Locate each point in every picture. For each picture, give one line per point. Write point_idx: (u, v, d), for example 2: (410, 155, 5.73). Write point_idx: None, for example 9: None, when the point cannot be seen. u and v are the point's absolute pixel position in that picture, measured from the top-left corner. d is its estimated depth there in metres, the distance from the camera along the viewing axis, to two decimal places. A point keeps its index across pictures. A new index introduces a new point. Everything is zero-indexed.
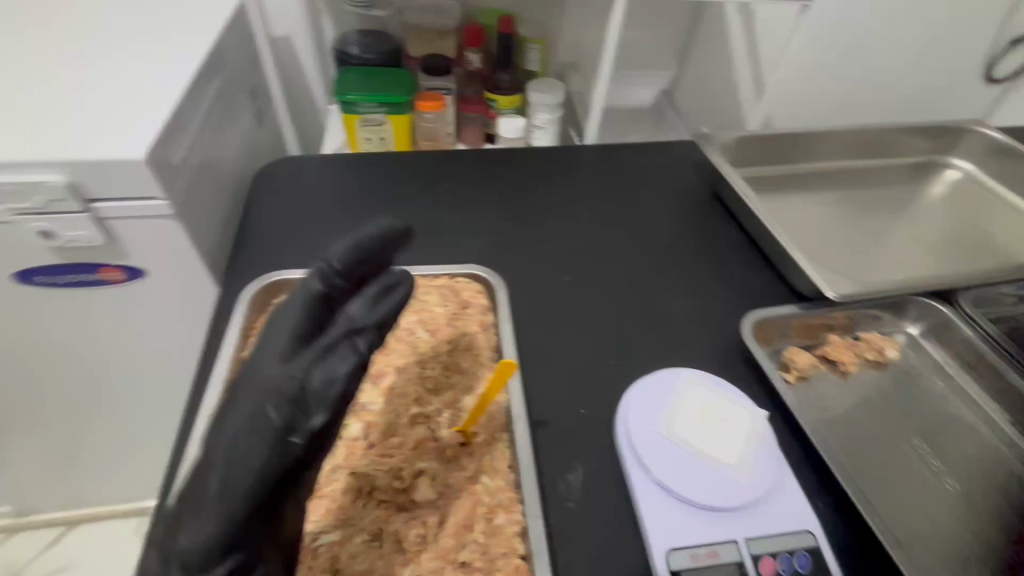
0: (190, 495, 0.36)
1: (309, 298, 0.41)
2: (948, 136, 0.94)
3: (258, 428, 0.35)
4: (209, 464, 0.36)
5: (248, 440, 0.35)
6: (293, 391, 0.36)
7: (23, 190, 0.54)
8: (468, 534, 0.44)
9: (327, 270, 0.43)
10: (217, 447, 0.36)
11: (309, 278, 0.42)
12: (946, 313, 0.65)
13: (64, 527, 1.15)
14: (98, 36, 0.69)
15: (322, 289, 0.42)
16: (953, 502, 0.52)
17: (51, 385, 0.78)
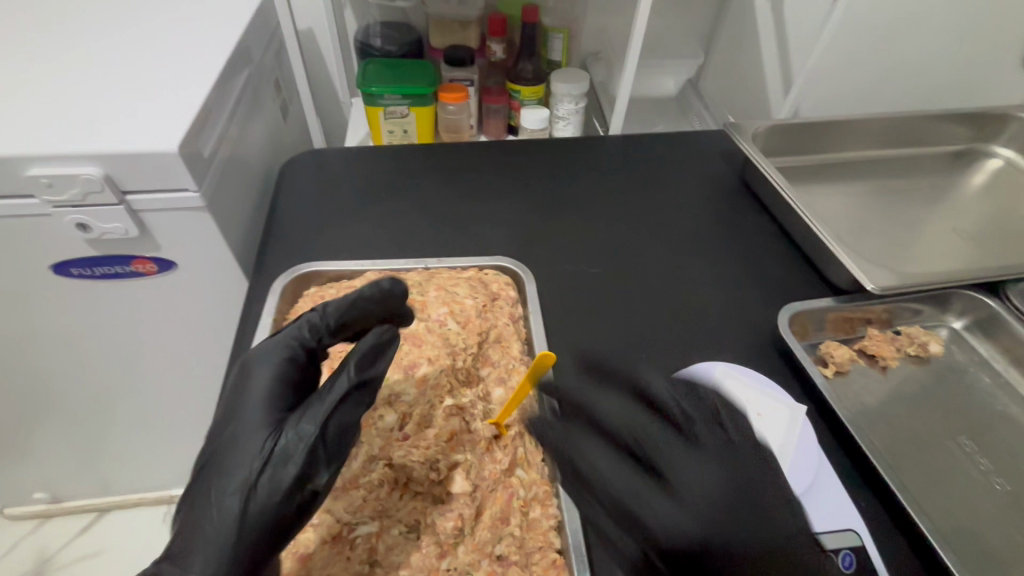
0: (202, 521, 0.39)
1: (296, 352, 0.46)
2: (990, 123, 0.90)
3: (276, 478, 0.38)
4: (213, 504, 0.39)
5: (262, 488, 0.38)
6: (309, 446, 0.39)
7: (60, 182, 0.55)
8: (504, 527, 0.45)
9: (317, 325, 0.47)
10: (230, 491, 0.39)
11: (299, 332, 0.47)
12: (993, 307, 0.62)
13: (97, 513, 1.18)
14: (128, 30, 0.70)
15: (310, 343, 0.47)
16: (1002, 502, 0.50)
17: (85, 375, 0.80)
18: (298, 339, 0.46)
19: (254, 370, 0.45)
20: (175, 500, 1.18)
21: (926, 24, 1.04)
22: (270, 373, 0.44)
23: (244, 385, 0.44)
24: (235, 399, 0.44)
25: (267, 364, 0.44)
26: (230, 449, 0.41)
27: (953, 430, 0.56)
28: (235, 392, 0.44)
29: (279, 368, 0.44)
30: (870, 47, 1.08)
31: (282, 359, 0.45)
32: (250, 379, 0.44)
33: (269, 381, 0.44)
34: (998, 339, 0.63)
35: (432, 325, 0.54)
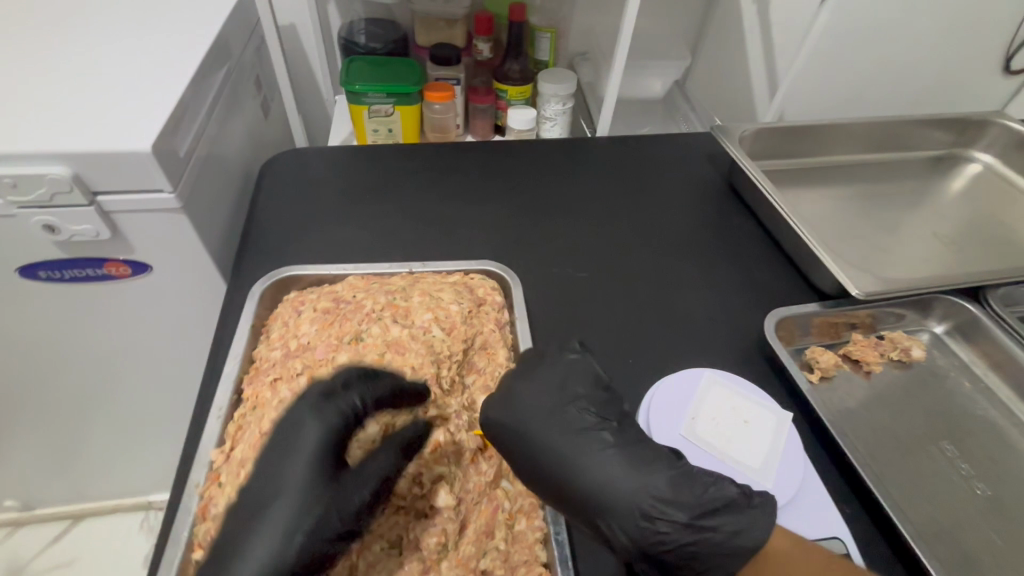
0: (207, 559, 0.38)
1: (351, 414, 0.43)
2: (970, 129, 0.91)
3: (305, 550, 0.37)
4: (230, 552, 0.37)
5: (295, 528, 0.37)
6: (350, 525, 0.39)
7: (26, 182, 0.53)
8: (488, 541, 0.44)
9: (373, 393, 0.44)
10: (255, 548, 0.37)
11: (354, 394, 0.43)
12: (974, 312, 0.63)
13: (71, 520, 1.14)
14: (100, 24, 0.67)
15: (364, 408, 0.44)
16: (983, 507, 0.51)
17: (56, 380, 0.77)
18: (353, 402, 0.43)
19: (306, 421, 0.41)
20: (153, 506, 1.15)
21: (909, 29, 1.06)
22: (324, 431, 0.41)
23: (291, 432, 0.41)
24: (275, 448, 0.41)
25: (320, 421, 0.41)
26: (269, 498, 0.39)
27: (935, 435, 0.56)
28: (278, 442, 0.41)
29: (334, 424, 0.42)
30: (854, 51, 1.08)
31: (338, 418, 0.42)
32: (300, 428, 0.41)
33: (322, 439, 0.41)
34: (978, 344, 0.64)
35: (416, 332, 0.53)
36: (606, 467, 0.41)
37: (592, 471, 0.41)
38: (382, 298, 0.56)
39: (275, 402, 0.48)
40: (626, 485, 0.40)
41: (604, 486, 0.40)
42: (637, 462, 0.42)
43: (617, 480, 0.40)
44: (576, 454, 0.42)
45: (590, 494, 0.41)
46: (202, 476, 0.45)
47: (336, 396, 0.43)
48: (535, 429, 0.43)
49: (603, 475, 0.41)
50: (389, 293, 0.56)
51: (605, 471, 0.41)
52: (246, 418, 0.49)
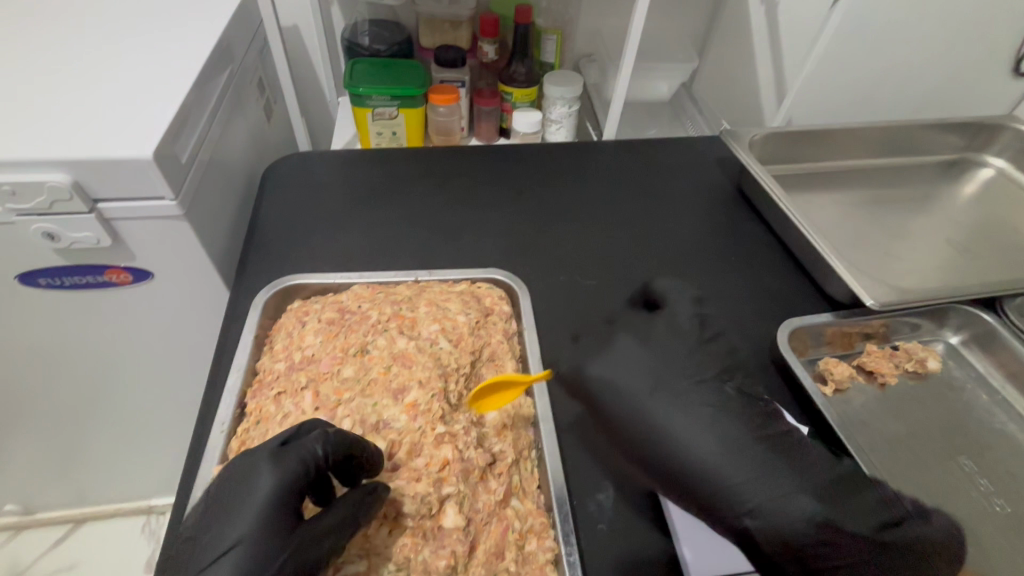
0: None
1: (303, 468, 0.40)
2: (982, 133, 0.90)
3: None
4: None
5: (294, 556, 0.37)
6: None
7: (25, 189, 0.51)
8: (499, 563, 0.44)
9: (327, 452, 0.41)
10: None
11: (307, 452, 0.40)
12: (991, 323, 0.62)
13: (72, 525, 1.13)
14: (102, 27, 0.66)
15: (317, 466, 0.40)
16: (1004, 525, 0.50)
17: (55, 386, 0.76)
18: (308, 456, 0.40)
19: (260, 468, 0.39)
20: (155, 510, 1.14)
21: (919, 31, 1.04)
22: (274, 479, 0.39)
23: (247, 479, 0.40)
24: (231, 483, 0.40)
25: (273, 471, 0.39)
26: (215, 529, 0.38)
27: (953, 450, 0.55)
28: (232, 478, 0.40)
29: (288, 473, 0.39)
30: (863, 53, 1.07)
31: (291, 468, 0.39)
32: (254, 477, 0.39)
33: (274, 487, 0.39)
34: (995, 355, 0.62)
35: (423, 344, 0.52)
36: (696, 439, 0.44)
37: (684, 442, 0.45)
38: (388, 308, 0.55)
39: (279, 416, 0.48)
40: (712, 453, 0.44)
41: (701, 461, 0.44)
42: (725, 443, 0.44)
43: (709, 454, 0.44)
44: (668, 423, 0.46)
45: (696, 473, 0.44)
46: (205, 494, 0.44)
47: (288, 449, 0.40)
48: (630, 400, 0.48)
49: (694, 446, 0.44)
50: (396, 303, 0.56)
51: (696, 441, 0.44)
52: (250, 433, 0.48)
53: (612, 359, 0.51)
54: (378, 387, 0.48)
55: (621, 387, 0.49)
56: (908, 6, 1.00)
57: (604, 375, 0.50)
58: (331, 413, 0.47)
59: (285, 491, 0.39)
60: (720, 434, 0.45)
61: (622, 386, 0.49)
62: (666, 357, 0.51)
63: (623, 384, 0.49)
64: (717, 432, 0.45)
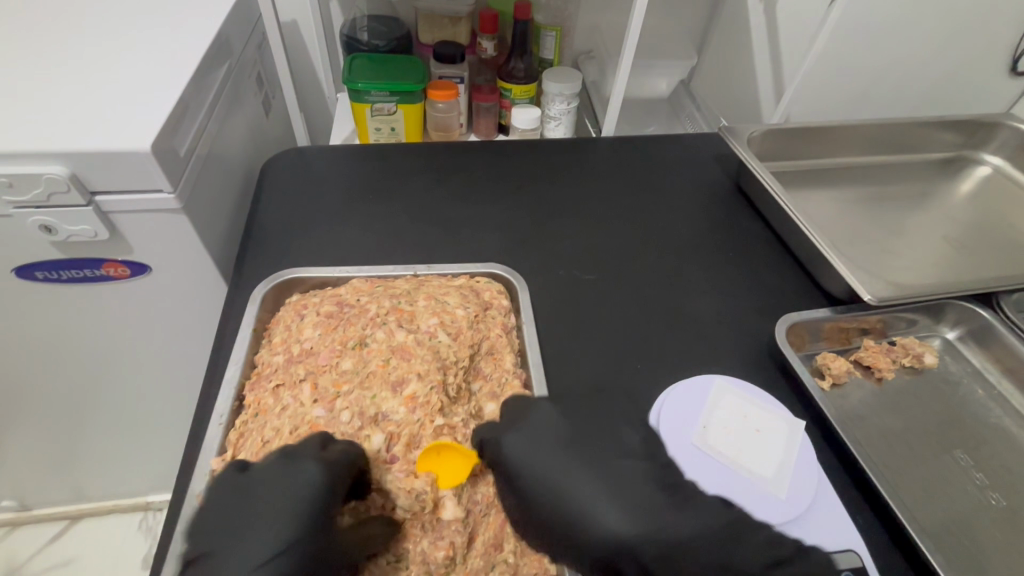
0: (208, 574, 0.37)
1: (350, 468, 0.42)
2: (979, 131, 0.90)
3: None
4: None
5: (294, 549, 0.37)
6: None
7: (23, 181, 0.51)
8: (498, 554, 0.44)
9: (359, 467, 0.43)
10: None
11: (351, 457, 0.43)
12: (987, 318, 0.62)
13: (69, 521, 1.13)
14: (99, 21, 0.66)
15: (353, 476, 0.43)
16: (998, 518, 0.50)
17: (52, 380, 0.76)
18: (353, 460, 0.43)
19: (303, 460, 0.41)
20: (152, 506, 1.14)
21: (916, 30, 1.04)
22: (325, 472, 0.40)
23: (289, 472, 0.41)
24: (273, 483, 0.40)
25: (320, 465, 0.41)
26: (255, 524, 0.38)
27: (949, 444, 0.55)
28: (275, 476, 0.41)
29: (335, 467, 0.41)
30: (861, 51, 1.07)
31: (338, 465, 0.41)
32: (301, 468, 0.40)
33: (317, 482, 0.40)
34: (992, 350, 0.63)
35: (421, 338, 0.52)
36: (603, 511, 0.40)
37: (591, 517, 0.40)
38: (386, 302, 0.55)
39: (277, 408, 0.48)
40: (622, 525, 0.39)
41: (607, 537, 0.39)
42: (635, 508, 0.40)
43: (618, 526, 0.39)
44: (571, 497, 0.41)
45: (603, 551, 0.39)
46: (203, 486, 0.44)
47: (331, 451, 0.43)
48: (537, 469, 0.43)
49: (602, 518, 0.40)
50: (394, 297, 0.55)
51: (607, 515, 0.40)
52: (248, 425, 0.48)
53: (524, 426, 0.46)
54: (377, 379, 0.48)
55: (523, 460, 0.43)
56: (906, 4, 1.01)
57: (507, 447, 0.44)
58: (329, 405, 0.47)
59: (334, 485, 0.40)
60: (629, 501, 0.41)
61: (527, 457, 0.43)
62: (588, 419, 0.48)
63: (526, 457, 0.44)
64: (624, 498, 0.41)
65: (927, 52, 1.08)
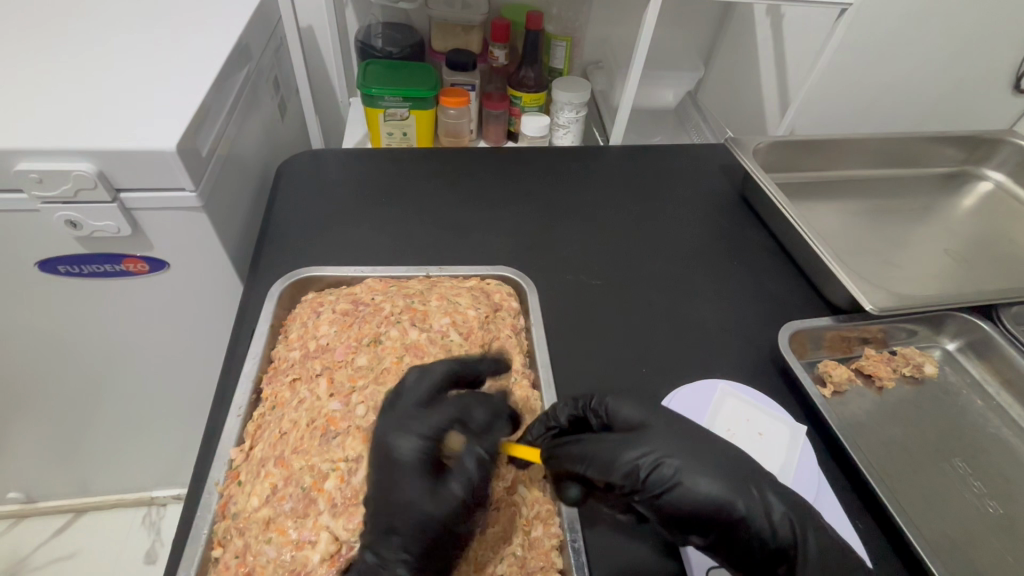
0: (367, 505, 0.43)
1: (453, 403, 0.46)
2: (981, 147, 0.92)
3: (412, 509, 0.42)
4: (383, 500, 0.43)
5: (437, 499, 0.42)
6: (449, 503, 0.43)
7: (52, 178, 0.53)
8: (506, 547, 0.45)
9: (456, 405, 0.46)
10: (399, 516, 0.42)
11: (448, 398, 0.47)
12: (986, 330, 0.64)
13: (73, 515, 1.14)
14: (124, 25, 0.68)
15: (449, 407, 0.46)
16: (996, 527, 0.51)
17: (65, 372, 0.77)
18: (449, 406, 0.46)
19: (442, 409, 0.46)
20: (155, 502, 1.15)
21: (920, 46, 1.06)
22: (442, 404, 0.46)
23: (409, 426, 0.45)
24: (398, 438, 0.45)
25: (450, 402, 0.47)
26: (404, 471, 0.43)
27: (948, 452, 0.56)
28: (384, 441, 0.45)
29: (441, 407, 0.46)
30: (864, 67, 1.09)
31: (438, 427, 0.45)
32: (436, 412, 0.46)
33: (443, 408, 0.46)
34: (990, 361, 0.64)
35: (434, 336, 0.54)
36: (701, 471, 0.41)
37: (691, 473, 0.41)
38: (400, 302, 0.56)
39: (294, 401, 0.49)
40: (719, 485, 0.40)
41: (702, 493, 0.40)
42: (724, 469, 0.41)
43: (712, 485, 0.40)
44: (676, 448, 0.42)
45: (700, 509, 0.40)
46: (222, 474, 0.46)
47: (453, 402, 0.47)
48: (648, 429, 0.44)
49: (706, 470, 0.41)
50: (408, 296, 0.57)
51: (710, 470, 0.41)
52: (265, 417, 0.49)
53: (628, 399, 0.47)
54: (392, 375, 0.50)
55: (640, 418, 0.45)
56: (910, 22, 1.02)
57: (619, 407, 0.46)
58: (345, 399, 0.49)
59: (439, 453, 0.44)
60: (723, 467, 0.41)
61: (644, 413, 0.45)
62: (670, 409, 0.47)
63: (635, 412, 0.46)
64: (724, 462, 0.42)
65: (930, 68, 1.10)
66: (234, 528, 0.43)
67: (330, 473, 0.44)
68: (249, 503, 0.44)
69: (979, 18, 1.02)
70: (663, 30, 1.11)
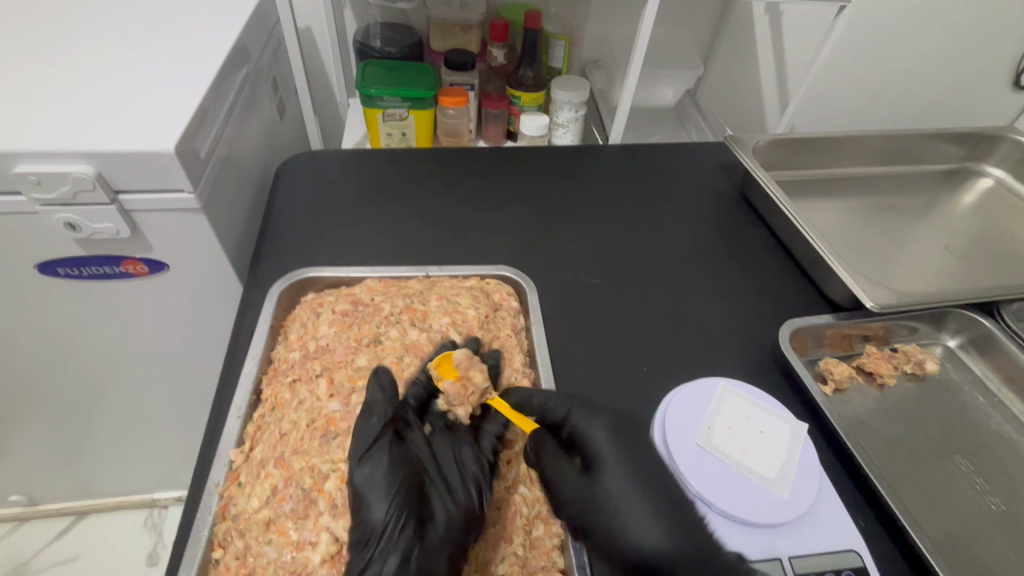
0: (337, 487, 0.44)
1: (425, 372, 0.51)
2: (982, 144, 0.92)
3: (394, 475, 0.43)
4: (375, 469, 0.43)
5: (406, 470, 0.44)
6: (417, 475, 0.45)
7: (51, 180, 0.53)
8: (507, 547, 0.45)
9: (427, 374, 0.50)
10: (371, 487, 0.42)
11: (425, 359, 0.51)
12: (988, 326, 0.64)
13: (74, 517, 1.14)
14: (122, 27, 0.68)
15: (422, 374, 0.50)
16: (998, 524, 0.50)
17: (66, 375, 0.77)
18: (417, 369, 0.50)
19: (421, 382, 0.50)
20: (157, 504, 1.16)
21: (920, 42, 1.06)
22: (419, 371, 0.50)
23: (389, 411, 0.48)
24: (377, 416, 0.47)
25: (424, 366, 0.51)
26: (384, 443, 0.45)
27: (949, 450, 0.56)
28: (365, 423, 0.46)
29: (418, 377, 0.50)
30: (864, 63, 1.09)
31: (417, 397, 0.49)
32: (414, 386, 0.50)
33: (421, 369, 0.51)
34: (992, 358, 0.64)
35: (434, 337, 0.54)
36: (641, 521, 0.44)
37: (632, 524, 0.44)
38: (400, 302, 0.56)
39: (294, 402, 0.49)
40: (656, 537, 0.43)
41: (637, 543, 0.43)
42: (666, 523, 0.44)
43: (648, 536, 0.43)
44: (619, 501, 0.45)
45: (631, 555, 0.43)
46: (222, 475, 0.46)
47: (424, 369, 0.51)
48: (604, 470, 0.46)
49: (645, 523, 0.44)
50: (408, 296, 0.57)
51: (647, 526, 0.44)
52: (266, 418, 0.49)
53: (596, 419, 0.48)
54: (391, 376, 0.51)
55: (605, 449, 0.47)
56: (911, 18, 1.02)
57: (589, 434, 0.48)
58: (345, 400, 0.49)
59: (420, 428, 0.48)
60: (665, 521, 0.44)
61: (609, 446, 0.47)
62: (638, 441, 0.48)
63: (602, 441, 0.47)
64: (666, 518, 0.44)
65: (930, 65, 1.10)
66: (234, 530, 0.43)
67: (330, 474, 0.44)
68: (250, 503, 0.44)
69: (979, 14, 1.02)
70: (662, 28, 1.11)
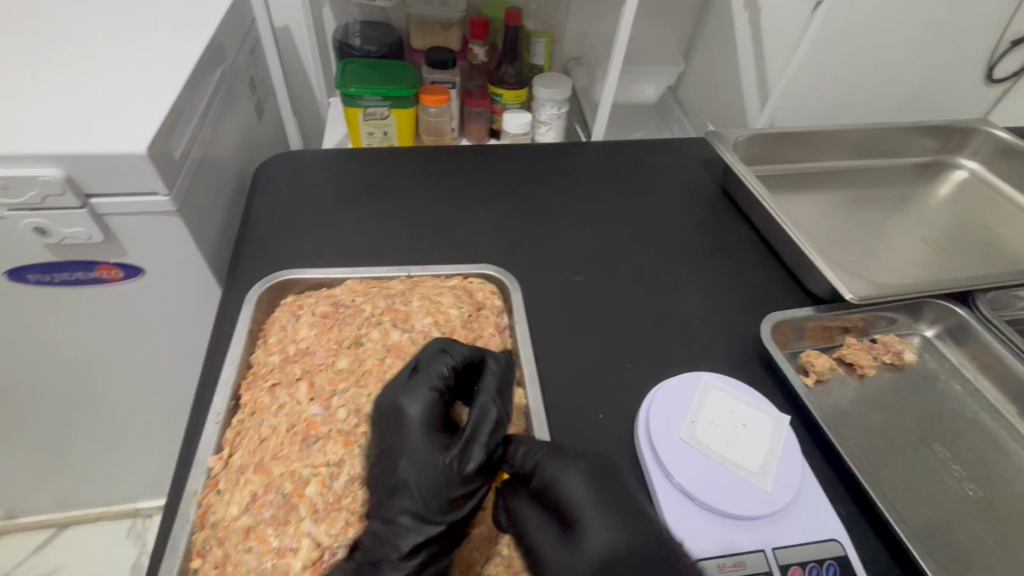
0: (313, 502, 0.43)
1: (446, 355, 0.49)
2: (955, 137, 0.93)
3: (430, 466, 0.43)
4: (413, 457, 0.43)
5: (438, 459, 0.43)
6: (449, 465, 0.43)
7: (17, 184, 0.51)
8: (494, 547, 0.46)
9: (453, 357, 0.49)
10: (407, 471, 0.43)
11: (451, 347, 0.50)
12: (963, 316, 0.65)
13: (55, 529, 1.12)
14: (91, 26, 0.66)
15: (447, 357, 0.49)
16: (976, 509, 0.52)
17: (40, 384, 0.75)
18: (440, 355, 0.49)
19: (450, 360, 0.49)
20: (140, 513, 1.13)
21: (895, 37, 1.07)
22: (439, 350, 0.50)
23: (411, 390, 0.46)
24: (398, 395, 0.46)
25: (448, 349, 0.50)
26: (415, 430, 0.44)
27: (927, 438, 0.57)
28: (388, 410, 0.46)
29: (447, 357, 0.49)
30: (841, 58, 1.10)
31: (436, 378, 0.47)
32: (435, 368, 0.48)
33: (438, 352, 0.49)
34: (968, 347, 0.65)
35: (417, 337, 0.54)
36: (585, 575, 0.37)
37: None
38: (381, 303, 0.56)
39: (274, 406, 0.48)
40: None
41: None
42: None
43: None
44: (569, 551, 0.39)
45: None
46: (201, 483, 0.45)
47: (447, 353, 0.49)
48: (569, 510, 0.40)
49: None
50: (389, 297, 0.57)
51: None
52: (245, 423, 0.48)
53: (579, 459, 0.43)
54: (373, 377, 0.50)
55: (572, 503, 0.40)
56: (886, 13, 1.03)
57: (556, 478, 0.42)
58: (325, 403, 0.48)
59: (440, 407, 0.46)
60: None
61: (575, 502, 0.40)
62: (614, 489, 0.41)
63: (574, 499, 0.41)
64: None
65: (905, 59, 1.12)
66: (213, 538, 0.42)
67: (311, 479, 0.44)
68: (230, 512, 0.43)
69: (952, 9, 1.04)
70: (642, 25, 1.11)
